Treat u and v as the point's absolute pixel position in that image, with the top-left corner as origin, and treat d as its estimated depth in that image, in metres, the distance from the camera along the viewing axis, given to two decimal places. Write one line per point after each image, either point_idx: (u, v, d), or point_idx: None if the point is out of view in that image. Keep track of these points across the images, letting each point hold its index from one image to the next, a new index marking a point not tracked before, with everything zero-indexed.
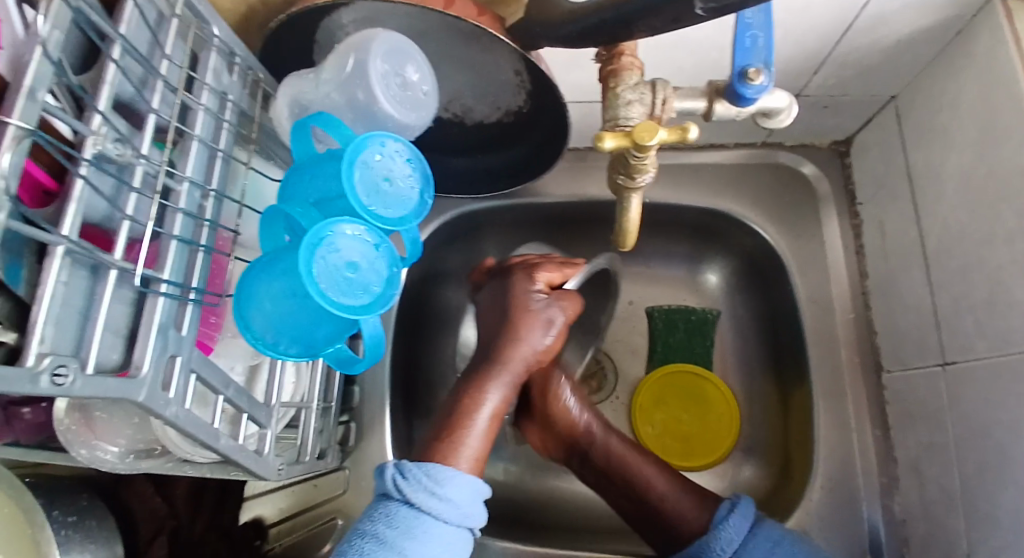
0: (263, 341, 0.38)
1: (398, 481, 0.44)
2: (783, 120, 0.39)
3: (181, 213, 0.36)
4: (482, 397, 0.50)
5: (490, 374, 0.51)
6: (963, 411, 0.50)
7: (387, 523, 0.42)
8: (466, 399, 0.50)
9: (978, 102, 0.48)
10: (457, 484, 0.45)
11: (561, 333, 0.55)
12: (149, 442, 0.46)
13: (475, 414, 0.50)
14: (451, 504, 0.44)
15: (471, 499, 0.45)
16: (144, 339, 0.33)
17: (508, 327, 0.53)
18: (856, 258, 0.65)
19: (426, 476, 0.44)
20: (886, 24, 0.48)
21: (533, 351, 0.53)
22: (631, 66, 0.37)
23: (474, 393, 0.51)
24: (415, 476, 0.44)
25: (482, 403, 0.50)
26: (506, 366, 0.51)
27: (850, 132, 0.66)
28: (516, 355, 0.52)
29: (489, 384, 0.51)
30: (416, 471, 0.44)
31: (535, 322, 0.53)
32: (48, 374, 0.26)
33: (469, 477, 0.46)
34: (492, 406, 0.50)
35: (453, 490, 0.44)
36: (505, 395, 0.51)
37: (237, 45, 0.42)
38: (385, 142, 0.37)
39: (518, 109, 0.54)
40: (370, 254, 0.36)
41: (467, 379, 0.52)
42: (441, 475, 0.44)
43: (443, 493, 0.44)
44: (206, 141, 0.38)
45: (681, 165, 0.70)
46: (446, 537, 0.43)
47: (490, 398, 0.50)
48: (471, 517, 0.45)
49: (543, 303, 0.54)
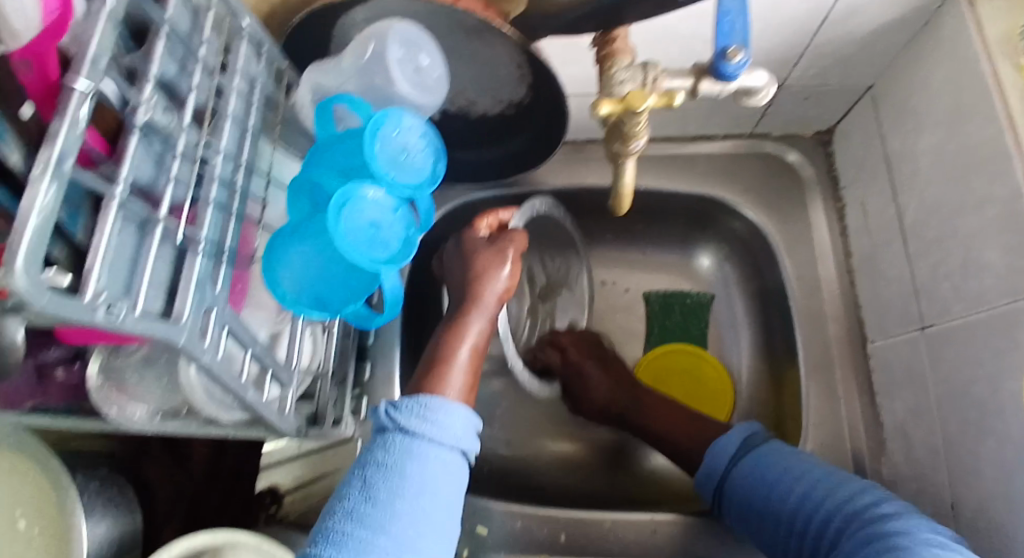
0: (290, 299, 0.41)
1: (391, 414, 0.45)
2: (762, 99, 0.43)
3: (217, 181, 0.39)
4: (463, 334, 0.53)
5: (466, 314, 0.54)
6: (943, 371, 0.53)
7: (384, 451, 0.43)
8: (446, 342, 0.52)
9: (945, 85, 0.52)
10: (448, 410, 0.45)
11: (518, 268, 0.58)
12: (175, 403, 0.47)
13: (457, 351, 0.52)
14: (444, 429, 0.44)
15: (463, 427, 0.45)
16: (184, 290, 0.35)
17: (472, 272, 0.56)
18: (841, 238, 0.69)
19: (417, 405, 0.45)
20: (858, 17, 0.52)
21: (496, 290, 0.56)
22: (624, 50, 0.42)
23: (454, 336, 0.53)
24: (406, 408, 0.45)
25: (462, 341, 0.52)
26: (477, 305, 0.54)
27: (832, 122, 0.70)
28: (487, 295, 0.55)
29: (468, 325, 0.53)
30: (410, 403, 0.45)
31: (490, 258, 0.56)
32: (105, 307, 0.29)
33: (461, 407, 0.46)
34: (472, 342, 0.53)
35: (445, 417, 0.44)
36: (484, 330, 0.54)
37: (263, 36, 0.45)
38: (402, 119, 0.40)
39: (520, 100, 0.59)
40: (388, 216, 0.39)
41: (447, 324, 0.54)
42: (433, 405, 0.45)
43: (434, 420, 0.44)
44: (237, 118, 0.42)
45: (673, 155, 0.74)
46: (440, 461, 0.43)
47: (469, 334, 0.53)
48: (465, 444, 0.45)
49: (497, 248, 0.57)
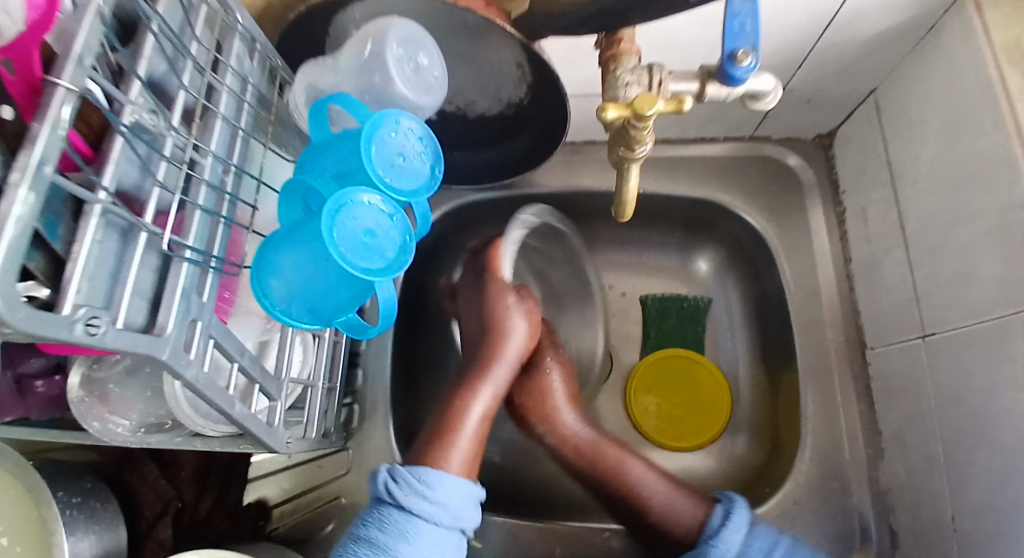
0: (278, 308, 0.40)
1: (389, 486, 0.46)
2: (769, 102, 0.42)
3: (206, 184, 0.38)
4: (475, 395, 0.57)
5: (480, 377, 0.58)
6: (941, 382, 0.53)
7: (380, 527, 0.44)
8: (458, 400, 0.56)
9: (949, 93, 0.51)
10: (446, 486, 0.47)
11: (535, 326, 0.63)
12: (159, 417, 0.47)
13: (466, 414, 0.55)
14: (442, 505, 0.46)
15: (461, 501, 0.48)
16: (168, 301, 0.35)
17: (494, 329, 0.61)
18: (840, 244, 0.68)
19: (416, 481, 0.46)
20: (863, 21, 0.52)
21: (517, 349, 0.61)
22: (630, 51, 0.41)
23: (465, 396, 0.56)
24: (405, 481, 0.46)
25: (475, 399, 0.56)
26: (498, 364, 0.59)
27: (833, 126, 0.70)
28: (505, 353, 0.60)
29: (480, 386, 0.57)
30: (408, 475, 0.46)
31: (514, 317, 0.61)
32: (83, 323, 0.28)
33: (458, 479, 0.48)
34: (483, 404, 0.56)
35: (443, 493, 0.47)
36: (496, 393, 0.58)
37: (258, 32, 0.44)
38: (400, 120, 0.39)
39: (519, 100, 0.57)
40: (385, 223, 0.38)
41: (460, 384, 0.58)
42: (431, 479, 0.47)
43: (433, 496, 0.46)
44: (228, 119, 0.41)
45: (673, 158, 0.73)
46: (437, 538, 0.45)
47: (482, 395, 0.57)
48: (462, 518, 0.47)
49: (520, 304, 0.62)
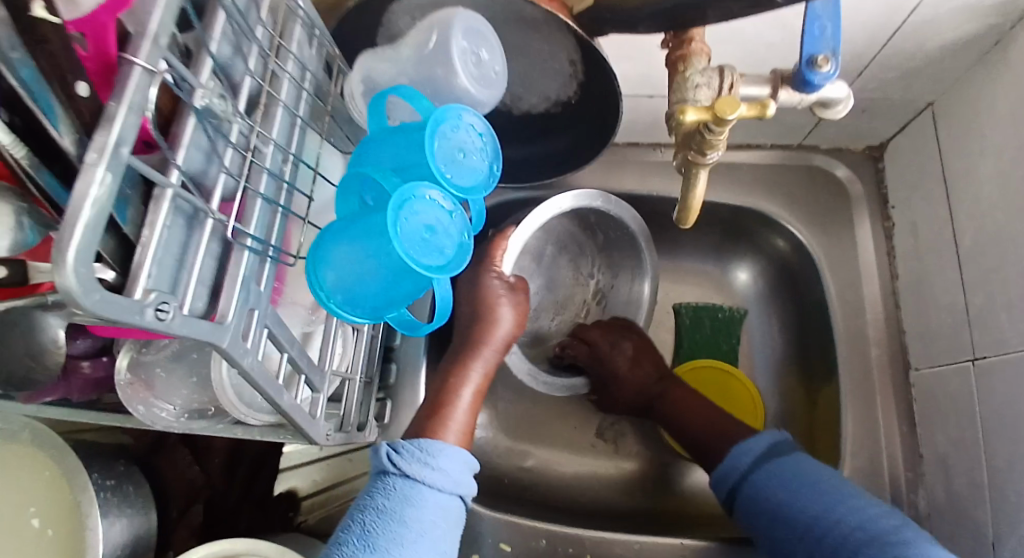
0: (333, 300, 0.39)
1: (393, 457, 0.47)
2: (839, 111, 0.41)
3: (267, 172, 0.37)
4: (466, 375, 0.58)
5: (470, 356, 0.59)
6: (994, 405, 0.51)
7: (385, 495, 0.46)
8: (451, 380, 0.57)
9: (1016, 109, 0.50)
10: (447, 455, 0.49)
11: (524, 310, 0.62)
12: (202, 403, 0.47)
13: (458, 394, 0.57)
14: (444, 473, 0.48)
15: (461, 470, 0.49)
16: (230, 288, 0.34)
17: (484, 314, 0.60)
18: (887, 260, 0.67)
19: (419, 450, 0.48)
20: (931, 30, 0.50)
21: (506, 334, 0.61)
22: (700, 51, 0.39)
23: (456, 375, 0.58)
24: (408, 452, 0.47)
25: (465, 382, 0.57)
26: (484, 347, 0.59)
27: (885, 138, 0.68)
28: (494, 335, 0.60)
29: (471, 365, 0.58)
30: (411, 446, 0.48)
31: (504, 307, 0.60)
32: (153, 309, 0.28)
33: (457, 450, 0.50)
34: (473, 387, 0.58)
35: (445, 461, 0.48)
36: (484, 375, 0.59)
37: (318, 20, 0.44)
38: (462, 115, 0.38)
39: (568, 99, 0.57)
40: (445, 220, 0.37)
41: (451, 363, 0.59)
42: (433, 449, 0.48)
43: (435, 464, 0.48)
44: (289, 107, 0.40)
45: (718, 163, 0.71)
46: (439, 504, 0.47)
47: (471, 378, 0.58)
48: (463, 486, 0.49)
49: (507, 290, 0.61)
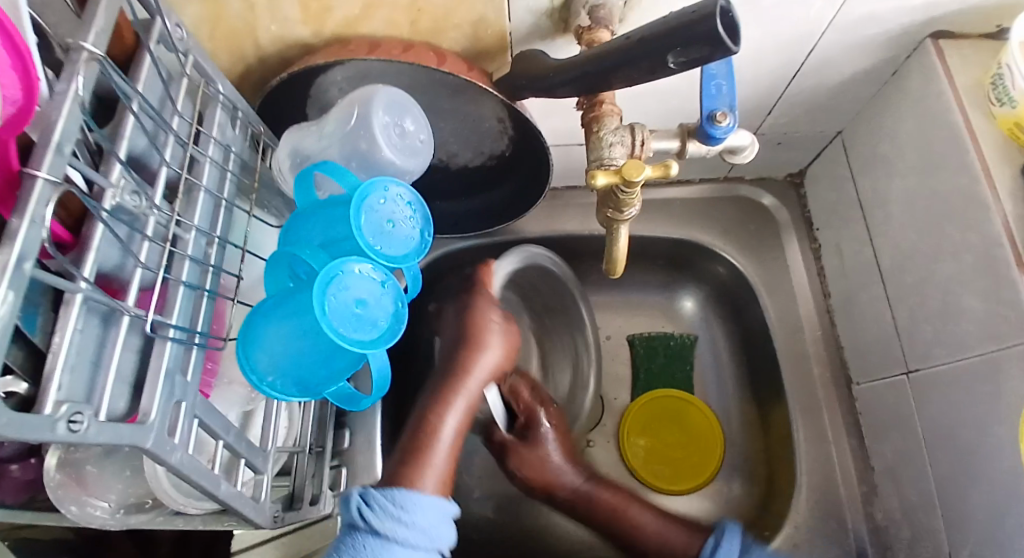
0: (264, 383, 0.39)
1: (363, 511, 0.44)
2: (748, 156, 0.43)
3: (189, 259, 0.37)
4: (448, 410, 0.54)
5: (451, 389, 0.55)
6: (929, 415, 0.53)
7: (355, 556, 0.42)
8: (431, 416, 0.54)
9: (914, 134, 0.54)
10: (422, 508, 0.46)
11: (512, 349, 0.60)
12: (139, 496, 0.44)
13: (439, 431, 0.53)
14: (419, 529, 0.45)
15: (436, 524, 0.46)
16: (151, 385, 0.33)
17: (470, 343, 0.58)
18: (818, 279, 0.70)
19: (390, 504, 0.45)
20: (829, 68, 0.55)
21: (494, 366, 0.58)
22: (611, 112, 0.42)
23: (437, 410, 0.54)
24: (380, 505, 0.44)
25: (447, 414, 0.54)
26: (468, 378, 0.56)
27: (802, 166, 0.73)
28: (480, 363, 0.57)
29: (453, 399, 0.55)
30: (382, 499, 0.45)
31: (494, 337, 0.58)
32: (65, 421, 0.27)
33: (433, 501, 0.47)
34: (455, 422, 0.54)
35: (418, 515, 0.45)
36: (466, 411, 0.56)
37: (240, 101, 0.44)
38: (388, 187, 0.39)
39: (501, 152, 0.59)
40: (376, 291, 0.37)
41: (432, 397, 0.55)
42: (406, 502, 0.45)
43: (409, 519, 0.44)
44: (211, 190, 0.40)
45: (654, 199, 0.74)
46: None
47: (452, 412, 0.54)
48: (438, 541, 0.46)
49: (502, 318, 0.60)
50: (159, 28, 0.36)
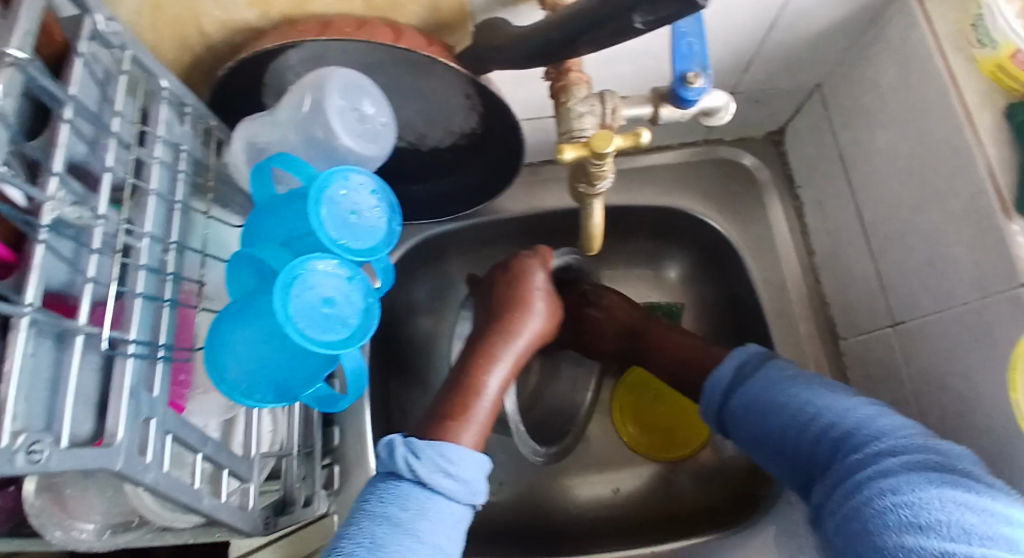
0: (239, 390, 0.37)
1: (409, 461, 0.42)
2: (723, 117, 0.41)
3: (144, 270, 0.35)
4: (492, 367, 0.52)
5: (496, 348, 0.53)
6: (919, 367, 0.53)
7: (400, 504, 0.41)
8: (475, 371, 0.52)
9: (894, 82, 0.52)
10: (468, 462, 0.44)
11: (553, 320, 0.59)
12: (125, 514, 0.42)
13: (482, 386, 0.51)
14: (463, 482, 0.43)
15: (479, 477, 0.45)
16: (115, 404, 0.31)
17: (513, 305, 0.57)
18: (802, 238, 0.70)
19: (438, 456, 0.43)
20: (804, 18, 0.52)
21: (537, 332, 0.57)
22: (579, 80, 0.40)
23: (479, 366, 0.52)
24: (427, 455, 0.43)
25: (490, 370, 0.52)
26: (514, 340, 0.55)
27: (782, 123, 0.71)
28: (526, 327, 0.56)
29: (499, 355, 0.53)
30: (429, 451, 0.43)
31: (539, 298, 0.58)
32: (24, 452, 0.25)
33: (477, 455, 0.45)
34: (500, 378, 0.52)
35: (464, 469, 0.43)
36: (511, 371, 0.54)
37: (187, 95, 0.41)
38: (350, 175, 0.37)
39: (471, 130, 0.56)
40: (345, 288, 0.36)
41: (476, 353, 0.54)
42: (453, 455, 0.43)
43: (455, 472, 0.43)
44: (162, 194, 0.38)
45: (633, 168, 0.73)
46: (456, 516, 0.42)
47: (497, 368, 0.52)
48: (479, 495, 0.44)
49: (547, 283, 0.60)
50: (89, 24, 0.33)
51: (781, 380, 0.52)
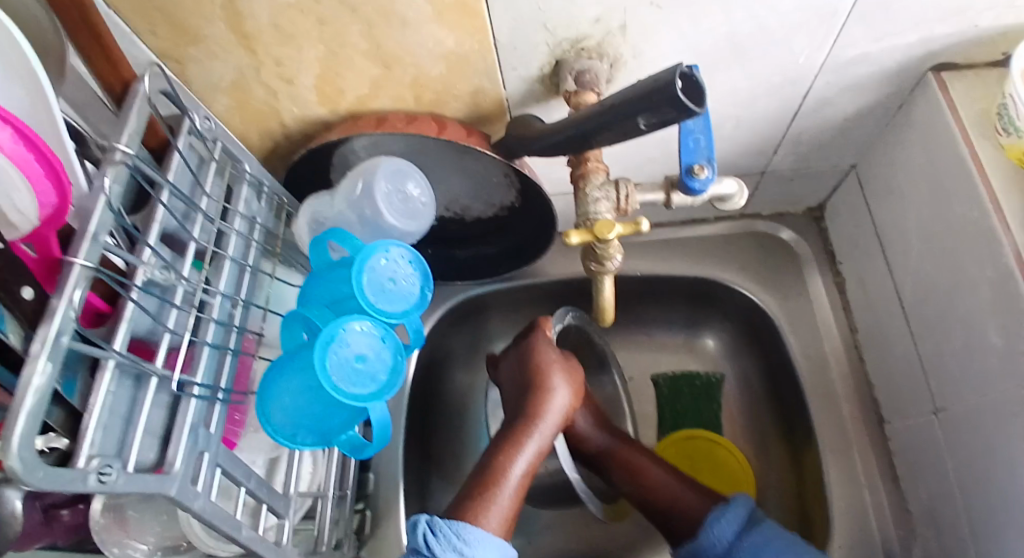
0: (282, 433, 0.41)
1: (428, 539, 0.46)
2: (738, 202, 0.44)
3: (214, 322, 0.42)
4: (518, 452, 0.55)
5: (524, 433, 0.56)
6: (964, 459, 0.49)
7: None
8: (500, 456, 0.54)
9: (924, 167, 0.52)
10: (483, 545, 0.47)
11: (574, 382, 0.62)
12: (174, 539, 0.50)
13: (509, 472, 0.53)
14: None
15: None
16: (176, 437, 0.37)
17: (536, 386, 0.60)
18: (844, 315, 0.68)
19: (454, 536, 0.46)
20: (829, 106, 0.55)
21: (561, 411, 0.60)
22: (597, 169, 0.44)
23: (506, 451, 0.55)
24: (444, 534, 0.46)
25: (517, 456, 0.54)
26: (539, 422, 0.58)
27: (821, 199, 0.72)
28: (550, 408, 0.59)
29: (527, 441, 0.56)
30: (447, 529, 0.46)
31: (557, 375, 0.61)
32: (95, 473, 0.30)
33: (494, 538, 0.48)
34: (525, 462, 0.55)
35: (479, 551, 0.46)
36: (536, 453, 0.56)
37: (266, 176, 0.50)
38: (390, 249, 0.42)
39: (511, 203, 0.62)
40: (377, 346, 0.40)
41: (503, 438, 0.56)
42: (470, 537, 0.47)
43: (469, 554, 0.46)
44: (236, 258, 0.45)
45: (668, 240, 0.75)
46: None
47: (523, 453, 0.55)
48: None
49: (561, 359, 0.62)
50: (187, 124, 0.41)
51: (769, 548, 0.50)
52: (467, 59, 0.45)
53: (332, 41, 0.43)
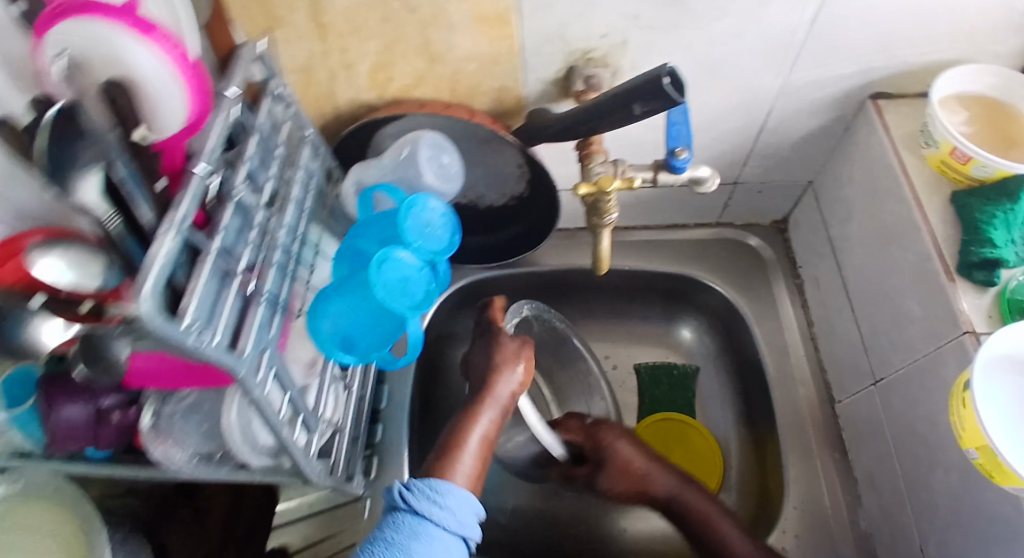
0: (328, 342, 0.49)
1: (404, 494, 0.51)
2: (710, 187, 0.54)
3: (280, 247, 0.50)
4: (472, 424, 0.61)
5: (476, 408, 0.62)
6: (896, 418, 0.58)
7: (394, 529, 0.49)
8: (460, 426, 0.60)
9: (864, 178, 0.64)
10: (453, 496, 0.52)
11: (530, 365, 0.67)
12: (211, 448, 0.55)
13: (468, 437, 0.60)
14: (450, 512, 0.51)
15: (467, 513, 0.53)
16: (246, 331, 0.44)
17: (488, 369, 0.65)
18: (802, 311, 0.79)
19: (428, 489, 0.52)
20: (787, 126, 0.67)
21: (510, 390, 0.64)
22: (598, 150, 0.55)
23: (465, 422, 0.61)
24: (419, 489, 0.52)
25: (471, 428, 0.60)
26: (487, 400, 0.63)
27: (785, 213, 0.84)
28: (495, 390, 0.63)
29: (478, 414, 0.62)
30: (422, 485, 0.52)
31: (507, 360, 0.66)
32: (194, 334, 0.37)
33: (466, 494, 0.54)
34: (480, 432, 0.60)
35: (452, 502, 0.52)
36: (491, 424, 0.62)
37: (322, 142, 0.60)
38: (428, 201, 0.51)
39: (520, 194, 0.72)
40: (416, 273, 0.49)
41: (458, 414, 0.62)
42: (442, 489, 0.52)
43: (443, 503, 0.51)
44: (297, 202, 0.54)
45: (653, 242, 0.85)
46: (443, 542, 0.49)
47: (478, 424, 0.61)
48: (467, 528, 0.52)
49: (515, 344, 0.67)
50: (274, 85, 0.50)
51: None
52: (498, 58, 0.56)
53: (392, 35, 0.54)
